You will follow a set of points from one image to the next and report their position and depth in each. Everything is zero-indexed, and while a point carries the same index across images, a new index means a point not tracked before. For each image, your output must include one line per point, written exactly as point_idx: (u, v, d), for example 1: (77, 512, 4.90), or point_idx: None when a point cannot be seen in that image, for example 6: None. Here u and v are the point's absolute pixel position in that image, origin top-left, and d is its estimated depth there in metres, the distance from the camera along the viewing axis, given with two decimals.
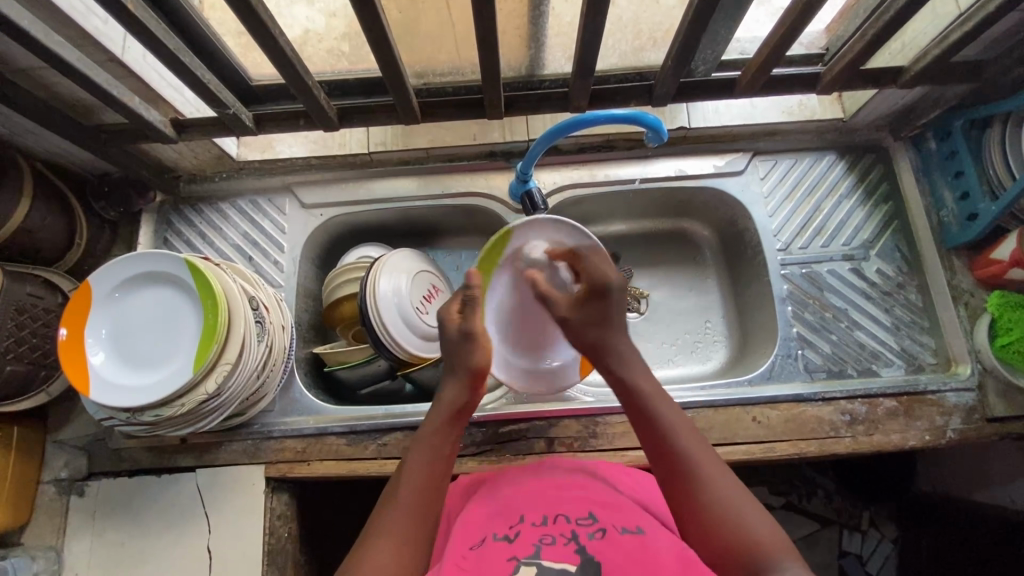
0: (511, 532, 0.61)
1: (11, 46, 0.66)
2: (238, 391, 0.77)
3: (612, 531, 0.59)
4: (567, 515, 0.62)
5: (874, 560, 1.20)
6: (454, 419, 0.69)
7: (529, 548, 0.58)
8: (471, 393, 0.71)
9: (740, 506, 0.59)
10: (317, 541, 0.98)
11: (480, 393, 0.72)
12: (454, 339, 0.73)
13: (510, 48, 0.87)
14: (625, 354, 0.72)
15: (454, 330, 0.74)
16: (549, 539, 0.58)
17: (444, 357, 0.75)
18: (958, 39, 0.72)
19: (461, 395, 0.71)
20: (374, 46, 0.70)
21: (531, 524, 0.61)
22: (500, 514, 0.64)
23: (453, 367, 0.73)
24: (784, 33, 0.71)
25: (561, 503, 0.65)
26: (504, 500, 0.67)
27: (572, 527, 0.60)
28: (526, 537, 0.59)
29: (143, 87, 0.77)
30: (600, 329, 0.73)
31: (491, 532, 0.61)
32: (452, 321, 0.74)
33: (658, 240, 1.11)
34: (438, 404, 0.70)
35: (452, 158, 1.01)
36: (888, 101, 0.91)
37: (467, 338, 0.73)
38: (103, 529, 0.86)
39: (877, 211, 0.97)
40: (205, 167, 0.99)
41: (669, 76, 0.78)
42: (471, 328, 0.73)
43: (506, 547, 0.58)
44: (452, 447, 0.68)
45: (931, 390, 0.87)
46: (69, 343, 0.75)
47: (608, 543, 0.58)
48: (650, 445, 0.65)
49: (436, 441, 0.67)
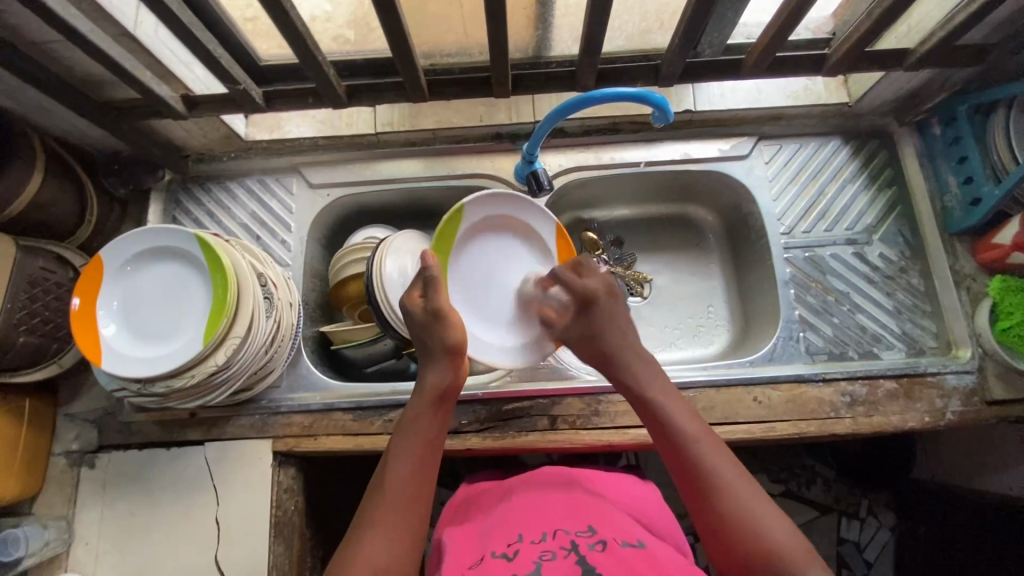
0: (509, 549, 0.63)
1: (27, 18, 0.67)
2: (248, 364, 0.79)
3: (612, 545, 0.61)
4: (566, 531, 0.64)
5: (872, 547, 1.22)
6: (437, 403, 0.70)
7: (528, 564, 0.59)
8: (454, 374, 0.72)
9: (761, 510, 0.59)
10: (322, 517, 0.99)
11: (463, 372, 0.73)
12: (419, 318, 0.73)
13: (516, 29, 0.87)
14: (633, 362, 0.71)
15: (419, 311, 0.73)
16: (549, 555, 0.60)
17: (417, 340, 0.74)
18: (964, 20, 0.72)
19: (444, 376, 0.72)
20: (385, 22, 0.70)
21: (529, 542, 0.63)
22: (499, 535, 0.66)
23: (431, 351, 0.72)
24: (791, 12, 0.71)
25: (559, 519, 0.66)
26: (501, 520, 0.69)
27: (572, 540, 0.62)
28: (526, 554, 0.61)
29: (155, 63, 0.78)
30: (597, 342, 0.73)
31: (491, 553, 0.63)
32: (413, 301, 0.74)
33: (662, 225, 1.12)
34: (420, 388, 0.71)
35: (458, 139, 1.02)
36: (893, 85, 0.91)
37: (434, 315, 0.71)
38: (113, 500, 0.88)
39: (880, 196, 0.98)
40: (214, 146, 1.00)
41: (676, 56, 0.79)
42: (434, 306, 0.72)
43: (505, 565, 0.60)
44: (437, 432, 0.69)
45: (931, 373, 0.88)
46: (81, 313, 0.76)
47: (610, 556, 0.59)
48: (667, 453, 0.65)
49: (420, 426, 0.69)
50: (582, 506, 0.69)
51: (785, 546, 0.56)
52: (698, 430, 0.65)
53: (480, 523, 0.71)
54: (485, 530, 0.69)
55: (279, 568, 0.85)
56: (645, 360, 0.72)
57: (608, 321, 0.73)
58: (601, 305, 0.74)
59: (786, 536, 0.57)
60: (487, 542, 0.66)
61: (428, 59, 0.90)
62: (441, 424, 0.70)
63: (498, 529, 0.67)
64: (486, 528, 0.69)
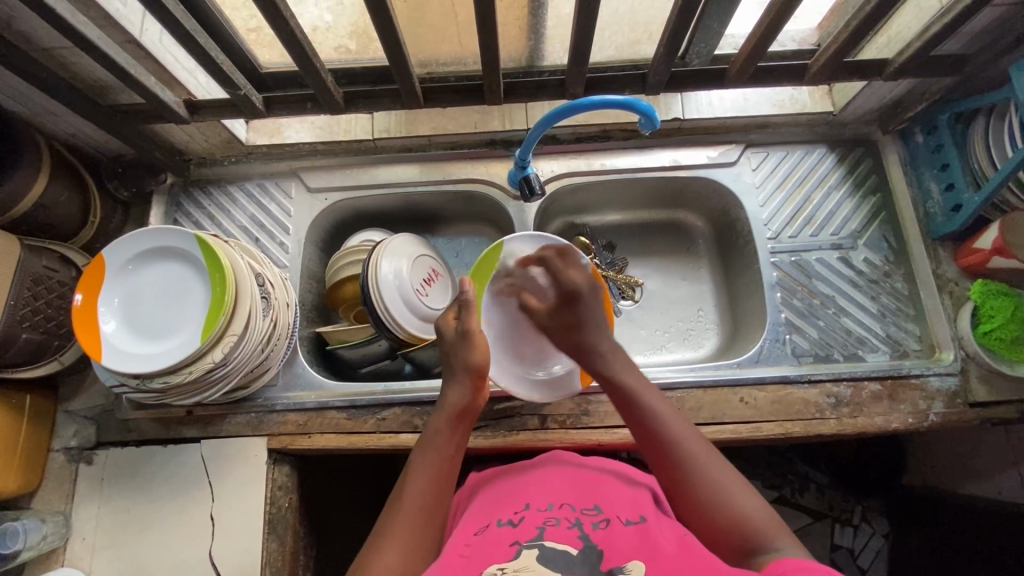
0: (515, 518, 0.66)
1: (38, 24, 0.70)
2: (245, 362, 0.80)
3: (614, 525, 0.63)
4: (572, 505, 0.67)
5: (865, 554, 1.20)
6: (456, 420, 0.72)
7: (532, 531, 0.62)
8: (474, 394, 0.74)
9: (727, 483, 0.62)
10: (316, 516, 1.00)
11: (483, 393, 0.74)
12: (451, 337, 0.76)
13: (510, 39, 0.89)
14: (609, 353, 0.74)
15: (451, 331, 0.76)
16: (553, 523, 0.63)
17: (443, 361, 0.76)
18: (939, 31, 0.75)
19: (464, 395, 0.73)
20: (382, 34, 0.73)
21: (536, 510, 0.66)
22: (507, 504, 0.69)
23: (455, 369, 0.74)
24: (770, 23, 0.74)
25: (565, 494, 0.69)
26: (509, 494, 0.72)
27: (577, 515, 0.65)
28: (530, 522, 0.64)
29: (159, 69, 0.81)
30: (579, 334, 0.75)
31: (497, 521, 0.66)
32: (447, 322, 0.77)
33: (654, 230, 1.14)
34: (442, 406, 0.73)
35: (452, 145, 1.04)
36: (875, 95, 0.94)
37: (464, 336, 0.75)
38: (110, 496, 0.89)
39: (865, 202, 1.00)
40: (215, 151, 1.02)
41: (661, 65, 0.82)
42: (465, 328, 0.75)
43: (509, 532, 0.63)
44: (455, 447, 0.71)
45: (914, 374, 0.90)
46: (83, 309, 0.78)
47: (611, 534, 0.62)
48: (636, 431, 0.69)
49: (440, 443, 0.70)
50: (588, 483, 0.71)
51: (761, 520, 0.59)
52: (672, 415, 0.68)
53: (489, 493, 0.73)
54: (494, 497, 0.72)
55: (272, 564, 0.86)
56: (622, 353, 0.75)
57: (588, 316, 0.76)
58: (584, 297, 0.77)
59: (760, 513, 0.59)
60: (495, 510, 0.69)
61: (424, 67, 0.93)
62: (460, 440, 0.71)
63: (507, 498, 0.70)
64: (494, 497, 0.72)
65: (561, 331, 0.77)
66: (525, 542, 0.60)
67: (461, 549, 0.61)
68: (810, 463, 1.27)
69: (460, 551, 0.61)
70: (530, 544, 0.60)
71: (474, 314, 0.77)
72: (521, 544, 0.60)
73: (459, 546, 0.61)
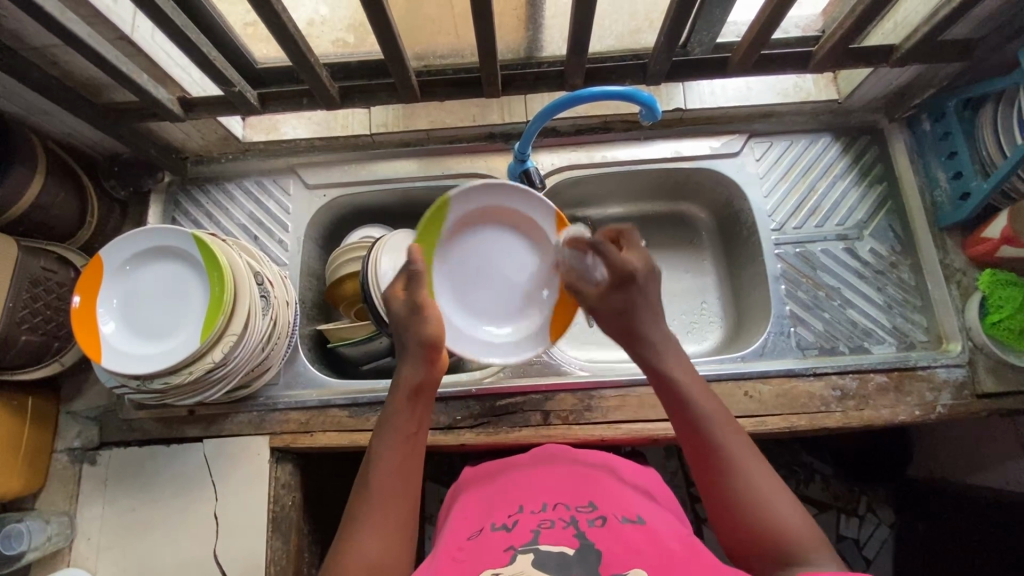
0: (509, 521, 0.65)
1: (27, 23, 0.69)
2: (244, 362, 0.80)
3: (611, 522, 0.62)
4: (566, 505, 0.66)
5: (871, 544, 1.19)
6: (414, 397, 0.69)
7: (527, 535, 0.61)
8: (430, 369, 0.70)
9: (773, 493, 0.60)
10: (319, 513, 1.00)
11: (438, 365, 0.71)
12: (398, 309, 0.71)
13: (508, 29, 0.87)
14: (659, 343, 0.70)
15: (401, 305, 0.71)
16: (548, 524, 0.62)
17: (395, 336, 0.72)
18: (947, 16, 0.73)
19: (419, 370, 0.69)
20: (376, 26, 0.72)
21: (530, 512, 0.65)
22: (500, 506, 0.68)
23: (409, 346, 0.70)
24: (773, 11, 0.72)
25: (558, 493, 0.68)
26: (504, 493, 0.71)
27: (572, 514, 0.63)
28: (525, 524, 0.63)
29: (152, 66, 0.80)
30: (629, 317, 0.71)
31: (491, 524, 0.65)
32: (396, 293, 0.72)
33: (656, 222, 1.13)
34: (397, 384, 0.69)
35: (452, 139, 1.03)
36: (882, 81, 0.92)
37: (413, 309, 0.70)
38: (114, 496, 0.89)
39: (871, 191, 0.99)
40: (212, 148, 1.01)
41: (662, 53, 0.80)
42: (416, 300, 0.70)
43: (504, 536, 0.62)
44: (417, 425, 0.68)
45: (921, 366, 0.88)
46: (81, 311, 0.78)
47: (608, 531, 0.61)
48: (682, 430, 0.66)
49: (398, 424, 0.67)
50: (582, 482, 0.70)
51: (793, 527, 0.58)
52: (721, 418, 0.64)
53: (483, 496, 0.72)
54: (489, 499, 0.71)
55: (277, 561, 0.86)
56: (673, 346, 0.70)
57: (639, 299, 0.71)
58: (639, 281, 0.71)
59: (798, 522, 0.58)
60: (488, 512, 0.68)
61: (421, 60, 0.91)
62: (420, 417, 0.69)
63: (499, 501, 0.69)
64: (487, 501, 0.70)
65: (608, 315, 0.73)
66: (521, 546, 0.59)
67: (455, 555, 0.61)
68: (814, 453, 1.26)
69: (454, 557, 0.60)
70: (525, 548, 0.58)
71: (425, 284, 0.71)
72: (516, 548, 0.59)
73: (452, 552, 0.61)
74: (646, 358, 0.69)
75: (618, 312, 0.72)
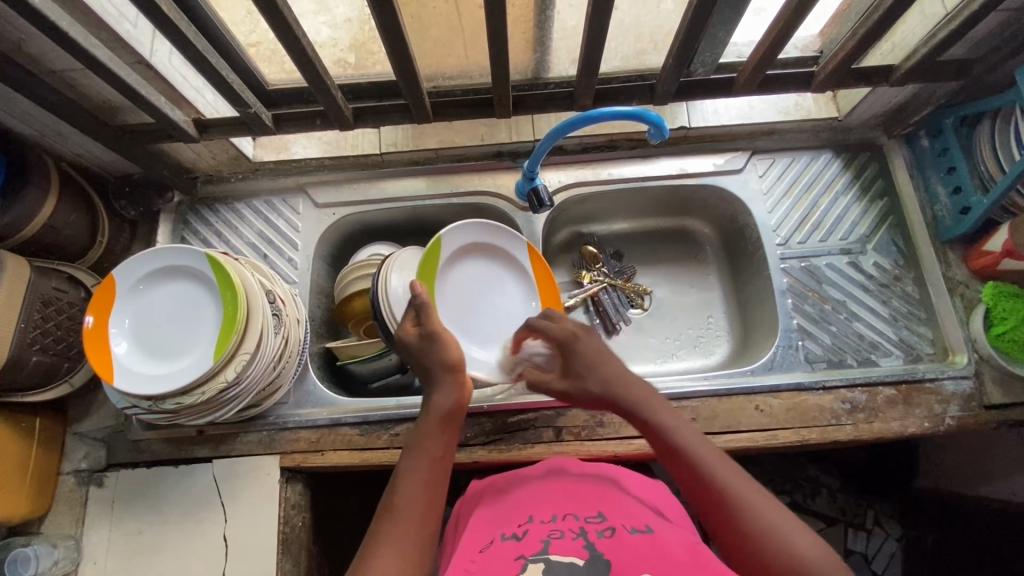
0: (519, 532, 0.64)
1: (49, 48, 0.70)
2: (257, 381, 0.79)
3: (620, 532, 0.61)
4: (575, 515, 0.65)
5: (879, 559, 1.18)
6: (443, 421, 0.70)
7: (536, 545, 0.61)
8: (458, 394, 0.72)
9: (784, 524, 0.57)
10: (327, 533, 0.99)
11: (466, 391, 0.73)
12: (415, 342, 0.75)
13: (516, 51, 0.89)
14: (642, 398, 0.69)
15: (413, 338, 0.75)
16: (557, 534, 0.62)
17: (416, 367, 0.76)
18: (945, 37, 0.76)
19: (448, 396, 0.71)
20: (392, 49, 0.74)
21: (539, 523, 0.65)
22: (510, 518, 0.68)
23: (434, 375, 0.73)
24: (778, 33, 0.74)
25: (567, 505, 0.68)
26: (513, 505, 0.71)
27: (581, 525, 0.63)
28: (534, 535, 0.62)
29: (169, 88, 0.82)
30: (596, 377, 0.72)
31: (501, 536, 0.64)
32: (407, 331, 0.75)
33: (661, 238, 1.14)
34: (427, 409, 0.71)
35: (460, 158, 1.05)
36: (880, 100, 0.95)
37: (432, 338, 0.73)
38: (121, 519, 0.88)
39: (872, 207, 1.01)
40: (222, 168, 1.02)
41: (671, 75, 0.82)
42: (429, 329, 0.74)
43: (514, 546, 0.61)
44: (446, 449, 0.69)
45: (929, 378, 0.90)
46: (95, 331, 0.78)
47: (618, 541, 0.60)
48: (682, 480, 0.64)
49: (427, 445, 0.68)
50: (592, 494, 0.70)
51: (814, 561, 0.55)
52: (717, 460, 0.63)
53: (493, 506, 0.72)
54: (499, 512, 0.70)
55: None
56: (650, 391, 0.70)
57: (596, 357, 0.73)
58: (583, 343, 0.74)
59: (814, 551, 0.55)
60: (498, 524, 0.68)
61: (431, 81, 0.93)
62: (449, 441, 0.70)
63: (510, 512, 0.69)
64: (497, 512, 0.70)
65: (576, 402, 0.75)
66: (531, 556, 0.59)
67: (466, 566, 0.60)
68: (821, 467, 1.25)
69: (465, 568, 0.60)
70: (535, 558, 0.58)
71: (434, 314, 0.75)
72: (525, 558, 0.59)
73: (464, 563, 0.61)
74: (624, 406, 0.70)
75: (580, 376, 0.73)
